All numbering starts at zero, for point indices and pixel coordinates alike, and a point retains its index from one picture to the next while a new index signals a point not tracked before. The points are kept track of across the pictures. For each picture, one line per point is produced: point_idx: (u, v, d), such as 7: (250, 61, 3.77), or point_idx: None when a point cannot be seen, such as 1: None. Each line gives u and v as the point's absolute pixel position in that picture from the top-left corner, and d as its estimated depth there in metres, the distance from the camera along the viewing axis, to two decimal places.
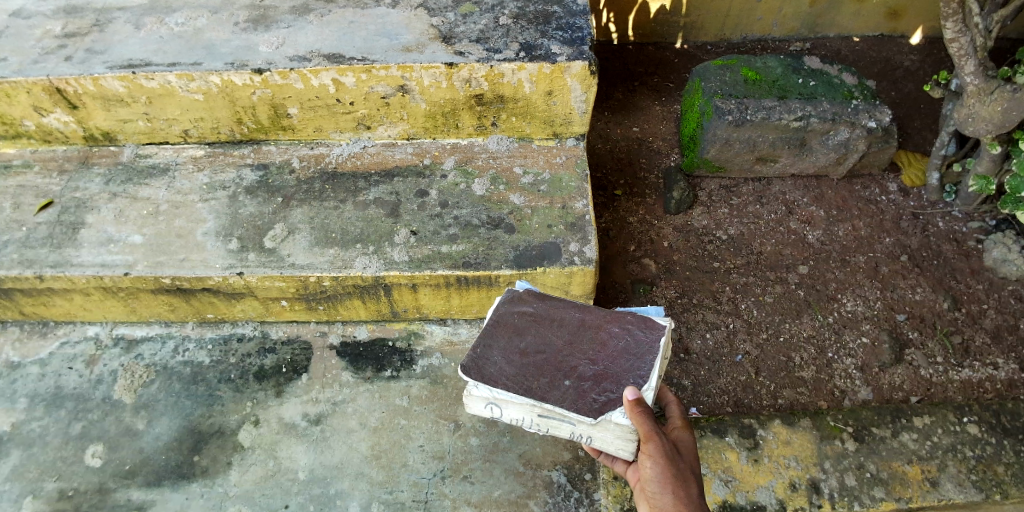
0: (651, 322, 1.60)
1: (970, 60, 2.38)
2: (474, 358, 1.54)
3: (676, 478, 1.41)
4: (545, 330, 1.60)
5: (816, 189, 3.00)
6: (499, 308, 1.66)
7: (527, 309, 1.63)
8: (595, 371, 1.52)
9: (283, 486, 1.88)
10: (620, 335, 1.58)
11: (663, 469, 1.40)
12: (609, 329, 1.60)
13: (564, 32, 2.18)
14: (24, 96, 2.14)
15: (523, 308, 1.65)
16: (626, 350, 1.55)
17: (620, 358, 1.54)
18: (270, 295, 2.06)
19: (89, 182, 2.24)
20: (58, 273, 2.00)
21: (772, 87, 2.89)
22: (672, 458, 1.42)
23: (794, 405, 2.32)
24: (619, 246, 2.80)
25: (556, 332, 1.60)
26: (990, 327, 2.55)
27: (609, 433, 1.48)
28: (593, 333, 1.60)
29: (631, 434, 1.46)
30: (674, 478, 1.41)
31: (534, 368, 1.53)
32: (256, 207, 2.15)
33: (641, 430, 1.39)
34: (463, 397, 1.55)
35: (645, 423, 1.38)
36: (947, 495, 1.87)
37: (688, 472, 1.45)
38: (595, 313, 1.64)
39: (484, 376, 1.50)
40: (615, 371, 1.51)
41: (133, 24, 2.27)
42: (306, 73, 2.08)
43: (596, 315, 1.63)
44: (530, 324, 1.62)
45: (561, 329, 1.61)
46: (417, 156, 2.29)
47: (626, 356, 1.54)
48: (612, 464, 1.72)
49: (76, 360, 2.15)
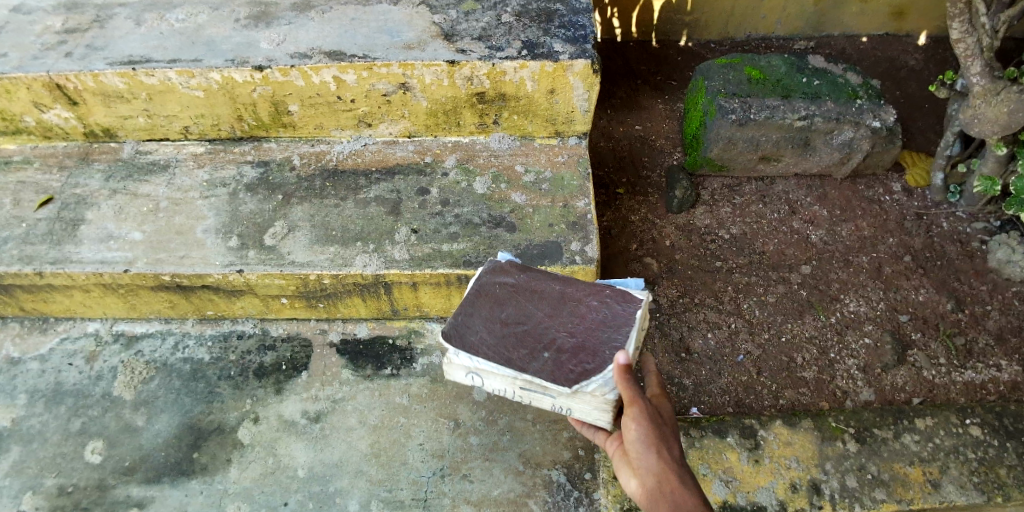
0: (629, 296, 1.57)
1: (975, 60, 2.37)
2: (455, 326, 1.53)
3: (659, 438, 1.31)
4: (525, 302, 1.59)
5: (819, 189, 2.98)
6: (481, 278, 1.66)
7: (508, 280, 1.63)
8: (573, 343, 1.49)
9: (282, 483, 1.88)
10: (600, 308, 1.55)
11: (645, 430, 1.30)
12: (588, 303, 1.57)
13: (567, 30, 2.16)
14: (24, 92, 2.14)
15: (504, 280, 1.65)
16: (604, 322, 1.52)
17: (598, 331, 1.51)
18: (270, 293, 2.06)
19: (89, 178, 2.23)
20: (58, 269, 2.00)
21: (776, 87, 2.86)
22: (653, 417, 1.32)
23: (795, 406, 2.31)
24: (621, 245, 2.79)
25: (536, 305, 1.58)
26: (994, 328, 2.53)
27: (587, 405, 1.47)
28: (574, 306, 1.58)
29: (608, 405, 1.44)
30: (658, 439, 1.31)
31: (516, 339, 1.52)
32: (257, 204, 2.14)
33: (626, 395, 1.29)
34: (444, 364, 1.55)
35: (629, 387, 1.29)
36: (949, 497, 1.86)
37: (671, 433, 1.36)
38: (575, 286, 1.62)
39: (463, 346, 1.49)
40: (593, 343, 1.49)
41: (134, 19, 2.26)
42: (307, 70, 2.07)
43: (575, 288, 1.61)
44: (511, 296, 1.61)
45: (541, 302, 1.59)
46: (418, 153, 2.28)
47: (603, 328, 1.52)
48: (588, 433, 1.61)
49: (76, 356, 2.15)
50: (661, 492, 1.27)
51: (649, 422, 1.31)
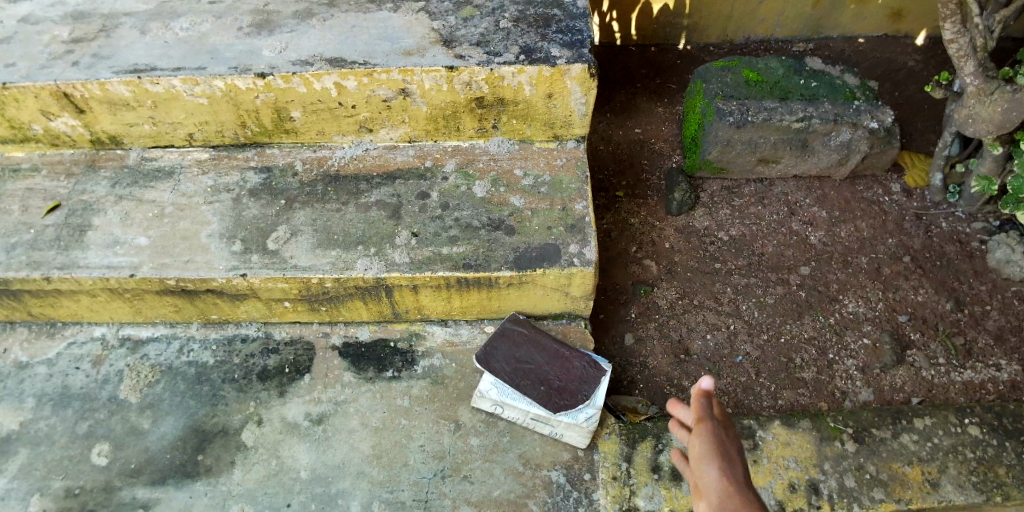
0: (598, 364, 2.03)
1: (969, 61, 2.39)
2: (486, 350, 2.04)
3: (726, 459, 1.31)
4: (533, 347, 2.05)
5: (819, 191, 3.00)
6: (504, 322, 2.13)
7: (524, 329, 2.10)
8: (559, 385, 1.97)
9: (286, 485, 1.91)
10: (585, 366, 2.02)
11: (712, 449, 1.32)
12: (575, 362, 2.02)
13: (564, 35, 2.19)
14: (32, 101, 2.18)
15: (521, 328, 2.11)
16: (584, 377, 1.99)
17: (575, 381, 1.98)
18: (273, 296, 2.09)
19: (96, 185, 2.27)
20: (65, 274, 2.03)
21: (774, 89, 2.88)
22: (723, 440, 1.35)
23: (794, 406, 2.34)
24: (620, 247, 2.81)
25: (540, 352, 2.04)
26: (993, 328, 2.54)
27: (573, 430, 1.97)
28: (567, 363, 2.02)
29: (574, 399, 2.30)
30: (727, 460, 1.31)
31: (521, 374, 1.98)
32: (260, 210, 2.17)
33: (701, 414, 1.39)
34: (475, 395, 2.00)
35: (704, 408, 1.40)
36: (947, 497, 1.87)
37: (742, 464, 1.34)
38: (568, 346, 2.07)
39: (488, 365, 2.00)
40: (570, 386, 1.97)
41: (139, 29, 2.31)
42: (308, 77, 2.10)
43: (568, 348, 2.06)
44: (524, 340, 2.07)
45: (544, 351, 2.05)
46: (418, 158, 2.31)
47: (581, 382, 1.98)
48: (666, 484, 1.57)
49: (83, 360, 2.18)
50: (726, 507, 1.22)
51: (718, 442, 1.34)
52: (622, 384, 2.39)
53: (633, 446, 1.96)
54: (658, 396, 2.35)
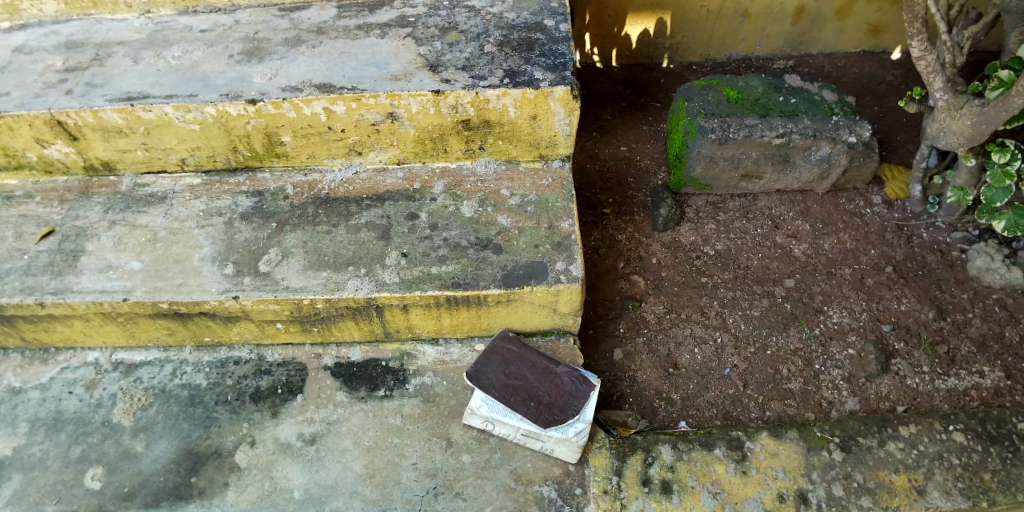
0: (586, 378, 2.06)
1: (938, 77, 2.48)
2: (476, 367, 2.06)
3: None
4: (522, 364, 2.08)
5: (802, 204, 3.06)
6: (494, 339, 2.16)
7: (512, 346, 2.13)
8: (548, 401, 1.99)
9: (279, 505, 1.92)
10: (573, 381, 2.05)
11: None
12: (563, 378, 2.05)
13: (547, 58, 2.26)
14: (26, 129, 2.21)
15: (510, 344, 2.14)
16: (573, 393, 2.02)
17: (564, 396, 2.01)
18: (265, 318, 2.12)
19: (89, 211, 2.30)
20: (59, 300, 2.05)
21: (754, 105, 2.95)
22: None
23: (782, 417, 2.37)
24: (608, 263, 2.85)
25: (529, 368, 2.07)
26: (976, 335, 2.59)
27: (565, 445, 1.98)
28: (555, 379, 2.05)
29: None
30: None
31: (512, 391, 2.01)
32: (251, 233, 2.21)
33: None
34: (466, 412, 2.02)
35: None
36: (934, 503, 1.90)
37: None
38: (556, 362, 2.10)
39: (478, 383, 2.02)
40: (560, 401, 1.99)
41: (132, 57, 2.35)
42: (298, 103, 2.15)
43: (556, 364, 2.09)
44: (514, 357, 2.10)
45: (532, 367, 2.07)
46: (407, 180, 2.36)
47: (570, 397, 2.01)
48: None
49: (76, 384, 2.20)
50: None
51: None
52: (612, 398, 2.42)
53: (624, 460, 1.99)
54: (647, 410, 2.38)
